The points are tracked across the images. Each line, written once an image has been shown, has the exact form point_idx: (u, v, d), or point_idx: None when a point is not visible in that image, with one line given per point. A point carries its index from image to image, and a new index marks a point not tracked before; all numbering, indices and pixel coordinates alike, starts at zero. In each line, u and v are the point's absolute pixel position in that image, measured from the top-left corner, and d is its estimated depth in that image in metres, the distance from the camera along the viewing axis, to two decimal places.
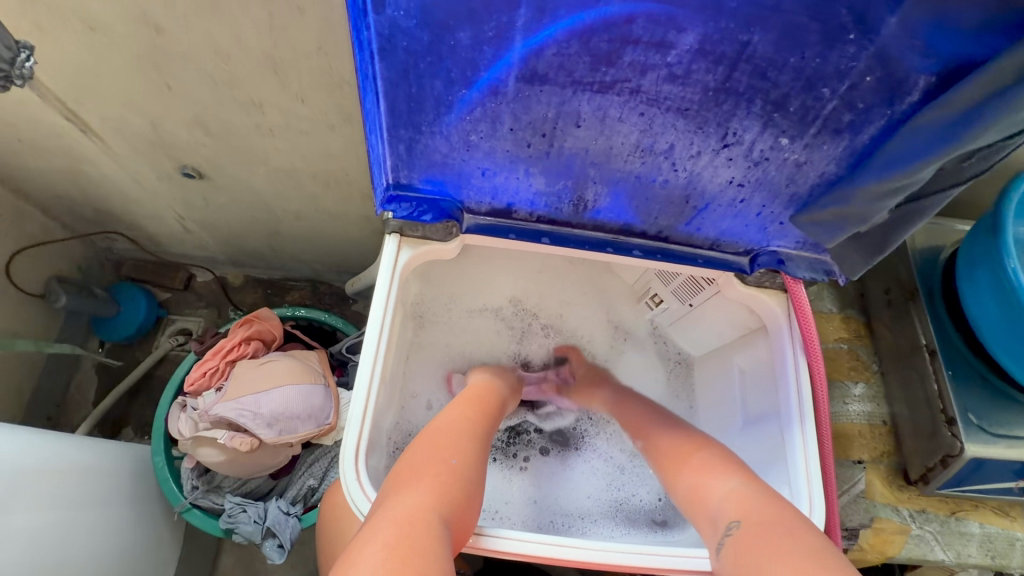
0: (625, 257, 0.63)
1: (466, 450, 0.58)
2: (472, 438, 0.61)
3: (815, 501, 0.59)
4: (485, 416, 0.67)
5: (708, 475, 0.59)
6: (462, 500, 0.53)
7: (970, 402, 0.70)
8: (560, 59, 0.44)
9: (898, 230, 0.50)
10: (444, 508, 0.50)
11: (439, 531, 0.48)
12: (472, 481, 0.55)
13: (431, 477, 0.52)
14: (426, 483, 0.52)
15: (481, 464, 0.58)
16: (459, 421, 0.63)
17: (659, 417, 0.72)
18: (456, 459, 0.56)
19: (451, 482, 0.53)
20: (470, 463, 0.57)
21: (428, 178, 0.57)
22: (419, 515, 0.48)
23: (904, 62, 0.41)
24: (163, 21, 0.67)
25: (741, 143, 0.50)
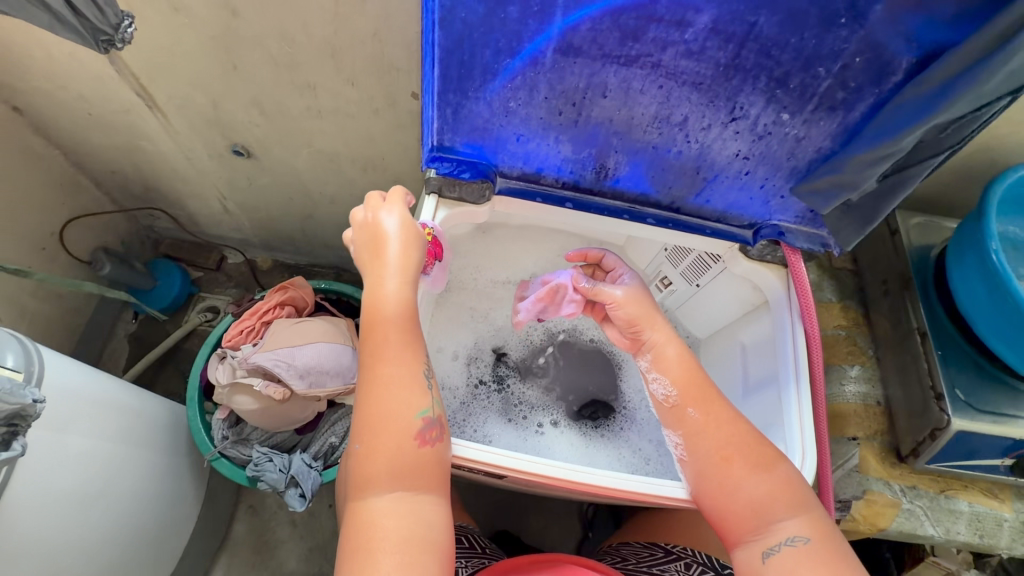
0: (639, 225, 0.71)
1: (369, 409, 0.54)
2: (377, 384, 0.55)
3: (807, 453, 0.65)
4: (382, 329, 0.57)
5: (770, 491, 0.57)
6: (399, 464, 0.52)
7: (958, 380, 0.75)
8: (593, 34, 0.51)
9: (886, 199, 0.56)
10: (390, 483, 0.51)
11: (406, 513, 0.51)
12: (390, 440, 0.53)
13: (360, 475, 0.52)
14: (364, 481, 0.52)
15: (392, 410, 0.54)
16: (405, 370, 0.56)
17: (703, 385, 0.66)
18: (360, 442, 0.53)
19: (375, 465, 0.52)
20: (382, 421, 0.53)
21: (468, 142, 0.64)
22: (376, 515, 0.50)
23: (891, 45, 0.48)
24: (240, 6, 0.76)
25: (747, 117, 0.57)
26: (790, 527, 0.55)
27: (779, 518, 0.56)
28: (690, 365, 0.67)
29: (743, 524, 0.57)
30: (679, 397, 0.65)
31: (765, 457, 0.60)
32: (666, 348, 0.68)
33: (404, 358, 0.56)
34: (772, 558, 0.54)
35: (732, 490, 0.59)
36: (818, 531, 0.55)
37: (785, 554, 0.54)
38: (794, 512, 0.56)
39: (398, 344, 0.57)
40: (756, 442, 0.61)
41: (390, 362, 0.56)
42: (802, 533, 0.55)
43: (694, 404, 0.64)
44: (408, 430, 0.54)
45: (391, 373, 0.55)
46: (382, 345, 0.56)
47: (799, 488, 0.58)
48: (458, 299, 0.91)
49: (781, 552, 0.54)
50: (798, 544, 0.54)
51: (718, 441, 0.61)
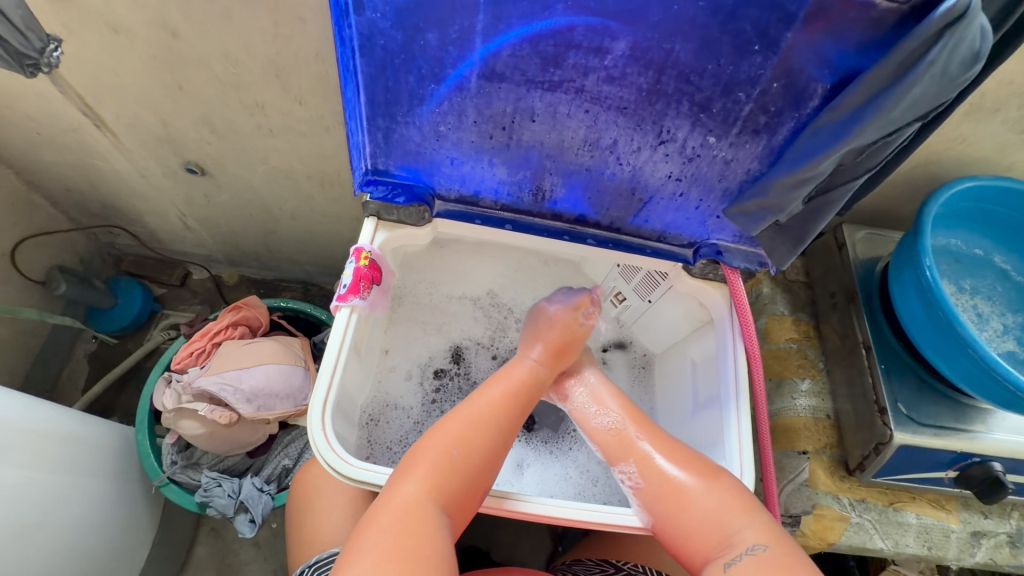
0: (580, 245, 0.71)
1: (480, 429, 0.62)
2: (493, 409, 0.64)
3: (745, 461, 0.66)
4: (515, 371, 0.70)
5: (721, 504, 0.58)
6: (465, 487, 0.58)
7: (900, 394, 0.76)
8: (515, 60, 0.51)
9: (813, 221, 0.57)
10: (425, 480, 0.57)
11: (438, 524, 0.54)
12: (476, 463, 0.60)
13: (435, 474, 0.57)
14: (430, 481, 0.57)
15: (490, 441, 0.62)
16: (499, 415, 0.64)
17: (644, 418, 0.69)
18: (460, 449, 0.60)
19: (448, 476, 0.58)
20: (464, 442, 0.60)
21: (403, 165, 0.64)
22: (415, 505, 0.54)
23: (804, 71, 0.48)
24: (180, 27, 0.75)
25: (675, 140, 0.57)
26: (750, 535, 0.55)
27: (736, 526, 0.56)
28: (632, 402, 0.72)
29: (704, 537, 0.57)
30: (622, 427, 0.69)
31: (710, 472, 0.61)
32: (600, 388, 0.73)
33: (522, 410, 0.67)
34: (733, 566, 0.54)
35: (684, 504, 0.60)
36: (773, 537, 0.55)
37: (745, 561, 0.53)
38: (752, 518, 0.57)
39: (506, 402, 0.66)
40: (702, 461, 0.63)
41: (520, 405, 0.67)
42: (759, 540, 0.55)
43: (639, 428, 0.68)
44: (489, 466, 0.61)
45: (513, 413, 0.66)
46: (522, 385, 0.69)
47: (744, 496, 0.59)
48: (412, 314, 0.90)
49: (742, 561, 0.54)
50: (758, 551, 0.54)
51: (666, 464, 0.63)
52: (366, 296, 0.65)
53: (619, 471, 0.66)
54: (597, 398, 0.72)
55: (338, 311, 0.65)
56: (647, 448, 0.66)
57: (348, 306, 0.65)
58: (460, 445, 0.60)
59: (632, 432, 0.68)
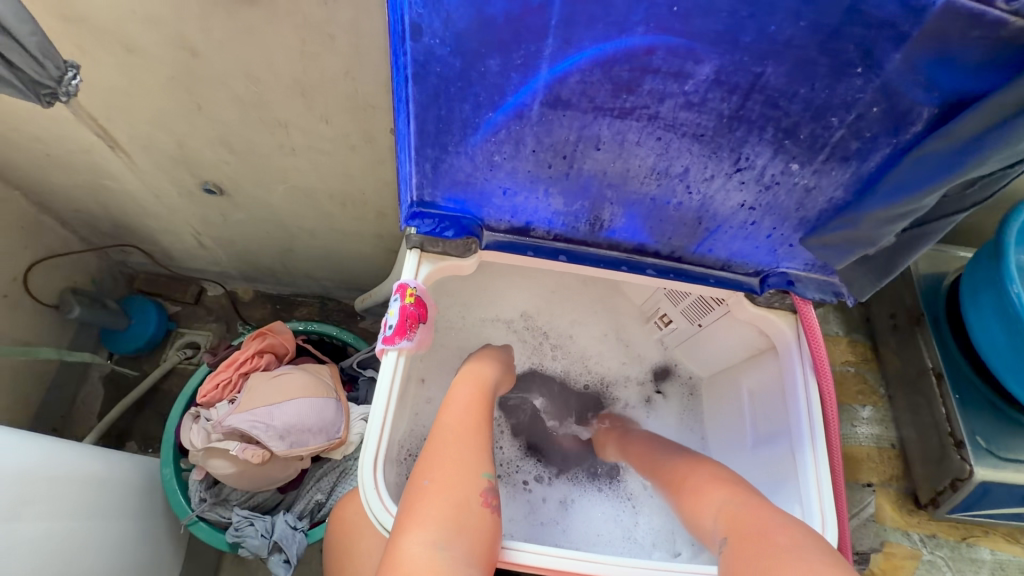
0: (638, 276, 0.66)
1: (443, 455, 0.59)
2: (449, 434, 0.62)
3: (827, 515, 0.60)
4: (459, 400, 0.66)
5: (712, 504, 0.61)
6: (459, 512, 0.54)
7: (978, 426, 0.70)
8: (583, 86, 0.47)
9: (905, 252, 0.52)
10: (432, 526, 0.52)
11: (443, 563, 0.49)
12: (457, 486, 0.56)
13: (416, 510, 0.53)
14: (418, 515, 0.53)
15: (465, 459, 0.59)
16: (464, 425, 0.63)
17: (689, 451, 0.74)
18: (431, 478, 0.56)
19: (435, 504, 0.54)
20: (446, 467, 0.57)
21: (451, 196, 0.59)
22: (428, 556, 0.50)
23: (909, 96, 0.44)
24: (200, 46, 0.70)
25: (753, 167, 0.52)
26: (769, 538, 0.52)
27: (759, 532, 0.53)
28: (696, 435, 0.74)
29: (733, 545, 0.55)
30: (687, 460, 0.71)
31: (753, 488, 0.60)
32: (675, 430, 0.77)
33: (477, 427, 0.63)
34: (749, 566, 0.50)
35: (716, 510, 0.60)
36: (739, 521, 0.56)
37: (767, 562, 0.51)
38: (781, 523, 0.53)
39: (473, 410, 0.65)
40: (752, 481, 0.61)
41: (463, 424, 0.63)
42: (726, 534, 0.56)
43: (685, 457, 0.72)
44: (473, 483, 0.57)
45: (462, 432, 0.62)
46: (462, 408, 0.65)
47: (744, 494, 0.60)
48: (446, 340, 0.85)
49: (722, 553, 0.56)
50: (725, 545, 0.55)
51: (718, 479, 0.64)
52: (412, 337, 0.61)
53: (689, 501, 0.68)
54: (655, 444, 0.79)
55: (384, 354, 0.60)
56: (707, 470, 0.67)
57: (394, 349, 0.60)
58: (434, 473, 0.57)
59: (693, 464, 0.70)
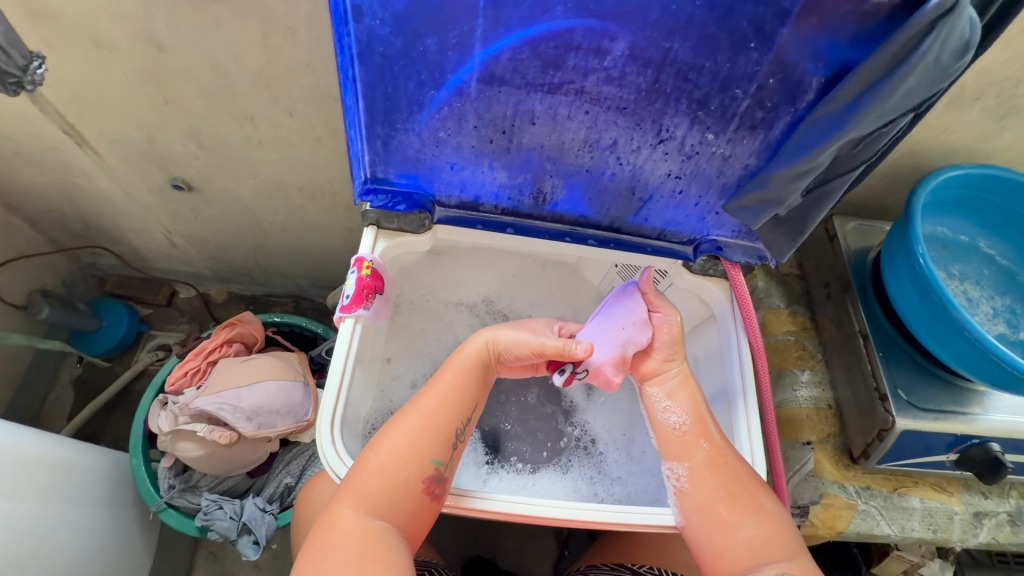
0: (581, 246, 0.71)
1: (400, 429, 0.59)
2: (418, 412, 0.60)
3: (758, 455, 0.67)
4: (447, 373, 0.63)
5: (765, 531, 0.58)
6: (397, 492, 0.56)
7: (900, 380, 0.77)
8: (514, 63, 0.52)
9: (812, 213, 0.58)
10: (364, 501, 0.54)
11: (369, 532, 0.53)
12: (401, 466, 0.57)
13: (355, 481, 0.55)
14: (357, 484, 0.55)
15: (420, 441, 0.58)
16: (436, 405, 0.61)
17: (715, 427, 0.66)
18: (377, 452, 0.57)
19: (378, 481, 0.56)
20: (399, 446, 0.58)
21: (403, 172, 0.63)
22: (354, 526, 0.53)
23: (800, 66, 0.49)
24: (166, 39, 0.74)
25: (674, 138, 0.57)
26: (781, 567, 0.55)
27: (770, 558, 0.56)
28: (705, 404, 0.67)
29: (732, 558, 0.58)
30: (689, 430, 0.65)
31: (761, 499, 0.60)
32: (685, 385, 0.68)
33: (450, 408, 0.61)
34: None
35: (721, 520, 0.60)
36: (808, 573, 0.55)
37: None
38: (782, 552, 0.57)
39: (459, 387, 0.63)
40: (753, 483, 0.62)
41: (435, 404, 0.61)
42: (791, 572, 0.55)
43: (706, 437, 0.65)
44: (421, 468, 0.57)
45: (432, 411, 0.60)
46: (445, 385, 0.62)
47: (789, 532, 0.58)
48: (409, 320, 0.88)
49: None
50: None
51: (723, 473, 0.62)
52: (369, 306, 0.65)
53: (669, 467, 0.66)
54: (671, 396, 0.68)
55: (343, 322, 0.64)
56: (707, 456, 0.64)
57: (352, 317, 0.64)
58: (382, 449, 0.58)
59: (697, 439, 0.65)
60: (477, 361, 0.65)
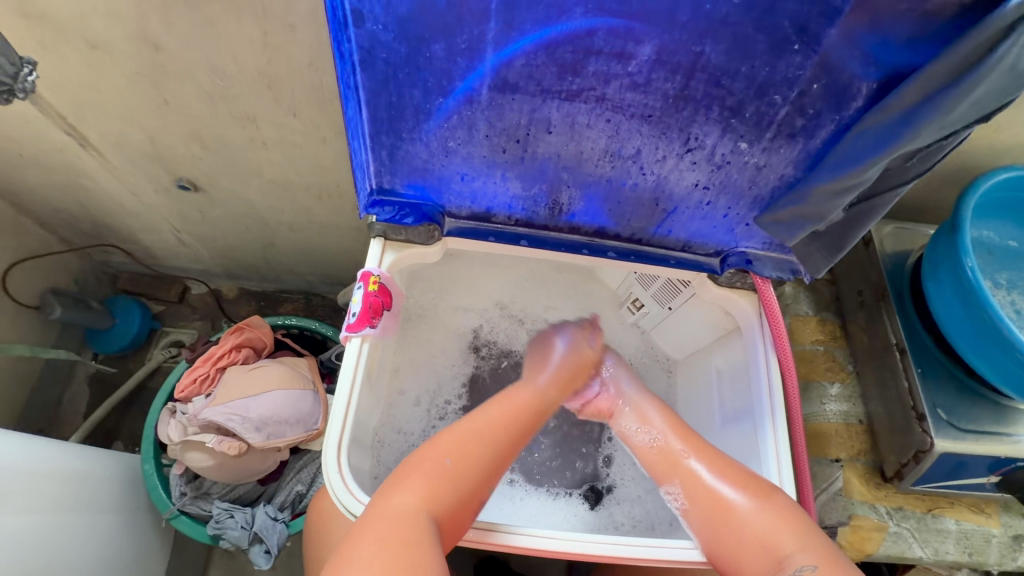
0: (599, 259, 0.67)
1: (468, 442, 0.60)
2: (486, 426, 0.63)
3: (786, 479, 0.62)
4: (509, 406, 0.66)
5: (770, 521, 0.55)
6: (456, 502, 0.56)
7: (939, 399, 0.72)
8: (529, 69, 0.47)
9: (853, 228, 0.53)
10: (423, 496, 0.54)
11: (424, 528, 0.51)
12: (465, 477, 0.58)
13: (422, 477, 0.56)
14: (414, 480, 0.55)
15: (485, 463, 0.60)
16: (496, 427, 0.63)
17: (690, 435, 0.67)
18: (450, 459, 0.58)
19: (442, 486, 0.56)
20: (466, 454, 0.59)
21: (410, 183, 0.60)
22: (407, 515, 0.52)
23: (847, 70, 0.44)
24: (162, 39, 0.70)
25: (703, 147, 0.53)
26: (798, 559, 0.52)
27: (788, 551, 0.53)
28: (671, 414, 0.70)
29: (757, 562, 0.54)
30: (666, 442, 0.67)
31: (763, 489, 0.58)
32: (644, 404, 0.72)
33: (512, 438, 0.64)
34: None
35: (704, 504, 0.60)
36: (828, 562, 0.52)
37: None
38: (809, 537, 0.54)
39: (520, 420, 0.66)
40: (751, 475, 0.61)
41: (498, 425, 0.64)
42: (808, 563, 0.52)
43: (681, 440, 0.66)
44: (479, 488, 0.58)
45: (491, 427, 0.63)
46: (508, 414, 0.66)
47: (796, 515, 0.56)
48: (420, 329, 0.85)
49: None
50: None
51: (710, 478, 0.61)
52: (376, 325, 0.62)
53: (665, 490, 0.64)
54: (641, 414, 0.71)
55: (349, 342, 0.61)
56: (693, 464, 0.63)
57: (358, 336, 0.61)
58: (455, 456, 0.59)
59: (678, 447, 0.66)
60: (538, 404, 0.69)
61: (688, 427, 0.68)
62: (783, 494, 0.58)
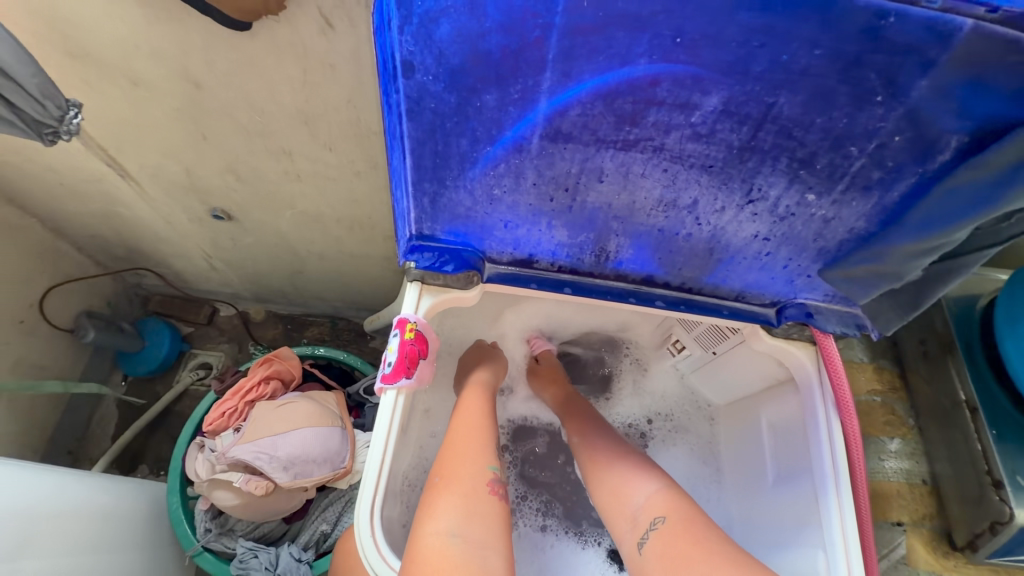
0: (647, 308, 0.62)
1: (450, 451, 0.62)
2: (460, 430, 0.65)
3: (852, 556, 0.56)
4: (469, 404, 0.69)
5: (628, 480, 0.65)
6: (471, 503, 0.58)
7: (1020, 465, 0.65)
8: (584, 119, 0.44)
9: (934, 287, 0.48)
10: (438, 520, 0.55)
11: (450, 550, 0.53)
12: (465, 480, 0.59)
13: (429, 504, 0.57)
14: (438, 504, 0.56)
15: (471, 450, 0.63)
16: (470, 425, 0.66)
17: (592, 418, 0.78)
18: (441, 473, 0.60)
19: (449, 497, 0.57)
20: (452, 457, 0.62)
21: (451, 229, 0.57)
22: (434, 546, 0.53)
23: (937, 124, 0.40)
24: (203, 78, 0.70)
25: (766, 198, 0.49)
26: (649, 510, 0.61)
27: (633, 496, 0.63)
28: (569, 395, 0.82)
29: (613, 513, 0.64)
30: (562, 421, 0.80)
31: (614, 456, 0.69)
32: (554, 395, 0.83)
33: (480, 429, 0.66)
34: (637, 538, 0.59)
35: (586, 472, 0.72)
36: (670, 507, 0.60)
37: (647, 534, 0.59)
38: (655, 486, 0.63)
39: (480, 414, 0.68)
40: (617, 444, 0.72)
41: (469, 425, 0.66)
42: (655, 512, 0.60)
43: (570, 422, 0.78)
44: (481, 475, 0.60)
45: (462, 428, 0.65)
46: (470, 413, 0.68)
47: (657, 472, 0.66)
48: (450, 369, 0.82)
49: (647, 536, 0.59)
50: (655, 525, 0.59)
51: (587, 449, 0.73)
52: (413, 375, 0.59)
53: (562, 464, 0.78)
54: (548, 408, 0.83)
55: (384, 393, 0.59)
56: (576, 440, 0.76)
57: (394, 388, 0.58)
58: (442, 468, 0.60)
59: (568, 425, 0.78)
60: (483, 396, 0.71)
61: (579, 405, 0.80)
62: (639, 455, 0.69)
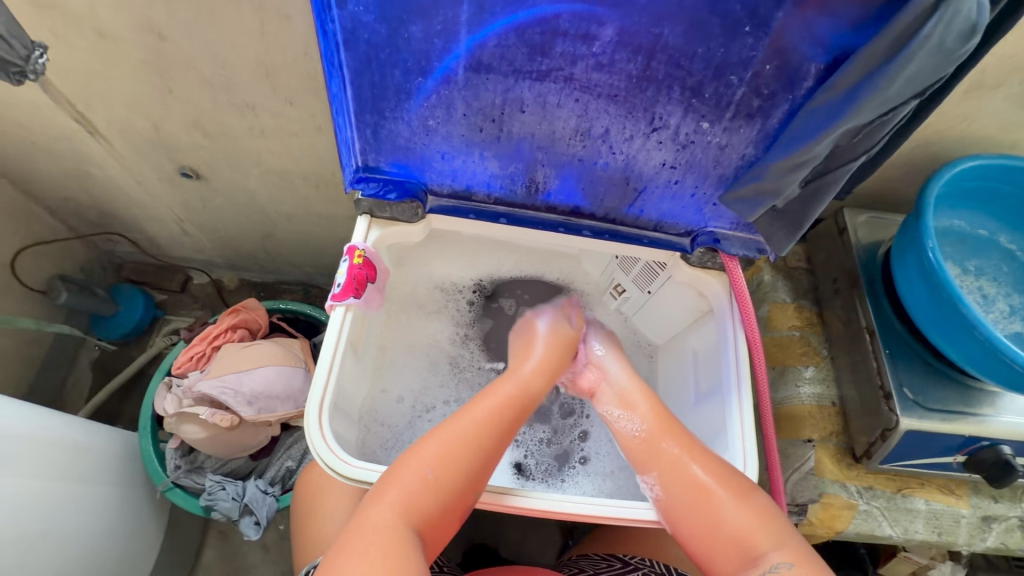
0: (575, 237, 0.71)
1: (454, 446, 0.58)
2: (473, 425, 0.60)
3: (749, 451, 0.65)
4: (500, 395, 0.65)
5: (745, 523, 0.55)
6: (438, 513, 0.55)
7: (906, 379, 0.74)
8: (501, 50, 0.50)
9: (811, 204, 0.55)
10: (401, 515, 0.52)
11: (404, 541, 0.50)
12: (450, 490, 0.56)
13: (402, 492, 0.54)
14: (405, 496, 0.54)
15: (474, 456, 0.58)
16: (482, 425, 0.61)
17: (689, 438, 0.63)
18: (433, 470, 0.56)
19: (424, 497, 0.54)
20: (452, 460, 0.57)
21: (394, 161, 0.64)
22: (389, 531, 0.51)
23: (798, 51, 0.47)
24: (166, 29, 0.75)
25: (668, 127, 0.56)
26: (774, 557, 0.52)
27: (761, 551, 0.53)
28: (656, 403, 0.68)
29: (728, 555, 0.55)
30: (650, 433, 0.65)
31: (743, 486, 0.58)
32: (630, 391, 0.70)
33: (499, 432, 0.62)
34: None
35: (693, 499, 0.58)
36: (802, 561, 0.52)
37: None
38: (782, 540, 0.53)
39: (507, 414, 0.63)
40: (733, 472, 0.60)
41: (488, 431, 0.60)
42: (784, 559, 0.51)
43: (666, 434, 0.64)
44: (464, 494, 0.57)
45: (484, 434, 0.60)
46: (496, 406, 0.63)
47: (775, 515, 0.55)
48: (405, 311, 0.88)
49: None
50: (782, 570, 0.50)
51: (692, 473, 0.60)
52: (360, 296, 0.65)
53: (642, 478, 0.63)
54: (629, 405, 0.69)
55: (333, 311, 0.65)
56: (675, 456, 0.62)
57: (343, 306, 0.65)
58: (437, 465, 0.56)
59: (662, 440, 0.64)
60: (524, 395, 0.66)
61: (672, 418, 0.66)
62: (765, 495, 0.57)
